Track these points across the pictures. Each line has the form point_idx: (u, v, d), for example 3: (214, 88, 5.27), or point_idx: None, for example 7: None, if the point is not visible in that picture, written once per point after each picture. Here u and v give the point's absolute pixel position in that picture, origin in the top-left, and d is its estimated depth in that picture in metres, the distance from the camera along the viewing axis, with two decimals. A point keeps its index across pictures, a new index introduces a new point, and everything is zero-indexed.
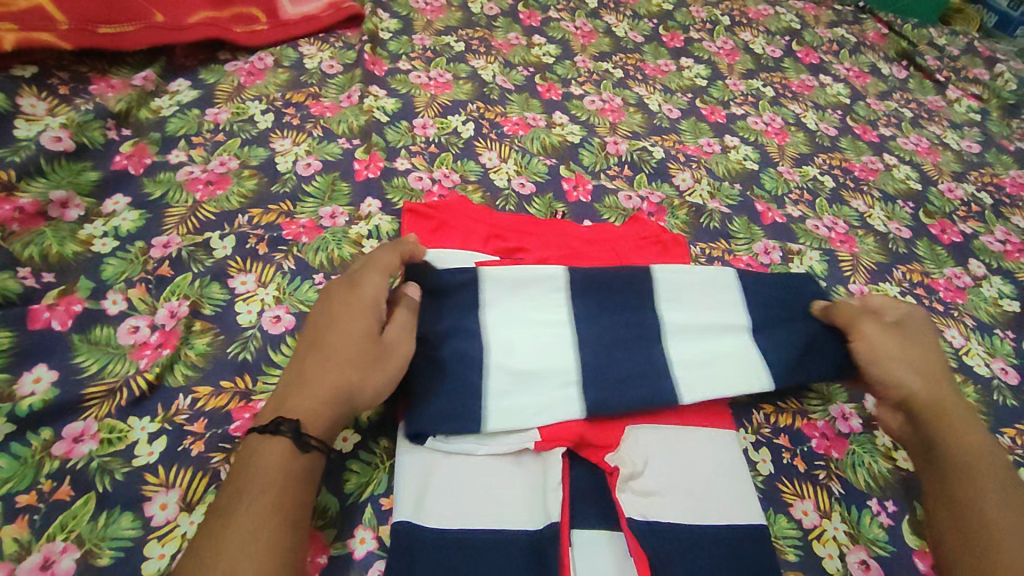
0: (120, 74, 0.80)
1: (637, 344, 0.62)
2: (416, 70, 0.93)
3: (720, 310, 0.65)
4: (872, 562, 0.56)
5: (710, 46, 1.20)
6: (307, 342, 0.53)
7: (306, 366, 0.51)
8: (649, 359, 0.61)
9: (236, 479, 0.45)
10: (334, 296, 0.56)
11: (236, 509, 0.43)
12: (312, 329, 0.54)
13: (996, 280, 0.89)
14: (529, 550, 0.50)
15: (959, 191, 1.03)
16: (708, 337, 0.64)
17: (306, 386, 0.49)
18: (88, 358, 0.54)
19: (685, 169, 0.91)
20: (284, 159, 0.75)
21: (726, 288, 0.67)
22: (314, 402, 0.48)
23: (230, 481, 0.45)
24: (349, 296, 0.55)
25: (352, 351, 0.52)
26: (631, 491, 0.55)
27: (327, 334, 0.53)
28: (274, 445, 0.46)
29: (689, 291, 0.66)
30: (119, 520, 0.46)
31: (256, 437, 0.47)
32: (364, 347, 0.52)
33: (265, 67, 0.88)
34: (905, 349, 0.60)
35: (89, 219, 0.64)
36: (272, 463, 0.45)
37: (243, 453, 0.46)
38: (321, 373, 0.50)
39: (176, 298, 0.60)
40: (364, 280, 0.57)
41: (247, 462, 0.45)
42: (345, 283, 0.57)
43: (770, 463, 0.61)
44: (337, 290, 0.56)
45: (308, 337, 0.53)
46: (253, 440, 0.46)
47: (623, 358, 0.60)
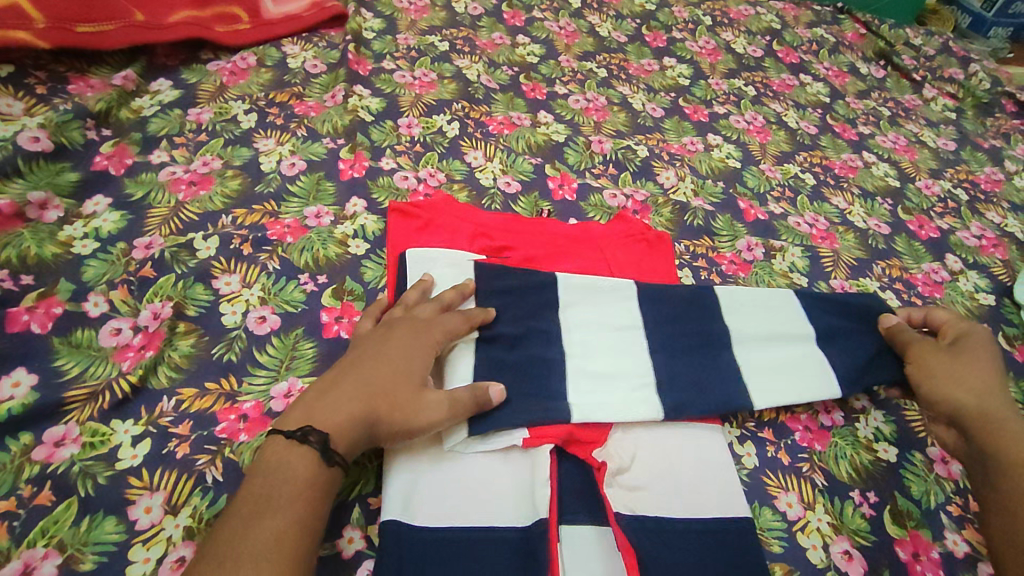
0: (99, 74, 0.79)
1: (703, 352, 0.65)
2: (401, 70, 0.93)
3: (782, 320, 0.70)
4: (854, 553, 0.57)
5: (693, 46, 1.22)
6: (353, 358, 0.54)
7: (344, 383, 0.52)
8: (711, 369, 0.64)
9: (260, 487, 0.45)
10: (394, 327, 0.57)
11: (261, 521, 0.43)
12: (362, 348, 0.55)
13: (972, 275, 0.91)
14: (517, 546, 0.50)
15: (935, 187, 1.05)
16: (766, 348, 0.67)
17: (337, 401, 0.50)
18: (69, 361, 0.53)
19: (669, 167, 0.92)
20: (269, 159, 0.75)
21: (785, 306, 0.71)
22: (342, 417, 0.50)
23: (255, 489, 0.45)
24: (409, 331, 0.57)
25: (391, 386, 0.52)
26: (620, 485, 0.55)
27: (377, 361, 0.54)
28: (304, 456, 0.47)
29: (751, 305, 0.70)
30: (102, 524, 0.46)
31: (282, 443, 0.48)
32: (405, 386, 0.53)
33: (248, 66, 0.87)
34: (958, 366, 0.64)
35: (68, 220, 0.63)
36: (297, 476, 0.46)
37: (270, 459, 0.47)
38: (355, 394, 0.51)
39: (159, 299, 0.59)
40: (428, 325, 0.58)
41: (273, 469, 0.46)
42: (408, 319, 0.58)
43: (755, 456, 0.62)
44: (400, 322, 0.58)
45: (356, 357, 0.55)
46: (279, 446, 0.47)
47: (694, 367, 0.64)
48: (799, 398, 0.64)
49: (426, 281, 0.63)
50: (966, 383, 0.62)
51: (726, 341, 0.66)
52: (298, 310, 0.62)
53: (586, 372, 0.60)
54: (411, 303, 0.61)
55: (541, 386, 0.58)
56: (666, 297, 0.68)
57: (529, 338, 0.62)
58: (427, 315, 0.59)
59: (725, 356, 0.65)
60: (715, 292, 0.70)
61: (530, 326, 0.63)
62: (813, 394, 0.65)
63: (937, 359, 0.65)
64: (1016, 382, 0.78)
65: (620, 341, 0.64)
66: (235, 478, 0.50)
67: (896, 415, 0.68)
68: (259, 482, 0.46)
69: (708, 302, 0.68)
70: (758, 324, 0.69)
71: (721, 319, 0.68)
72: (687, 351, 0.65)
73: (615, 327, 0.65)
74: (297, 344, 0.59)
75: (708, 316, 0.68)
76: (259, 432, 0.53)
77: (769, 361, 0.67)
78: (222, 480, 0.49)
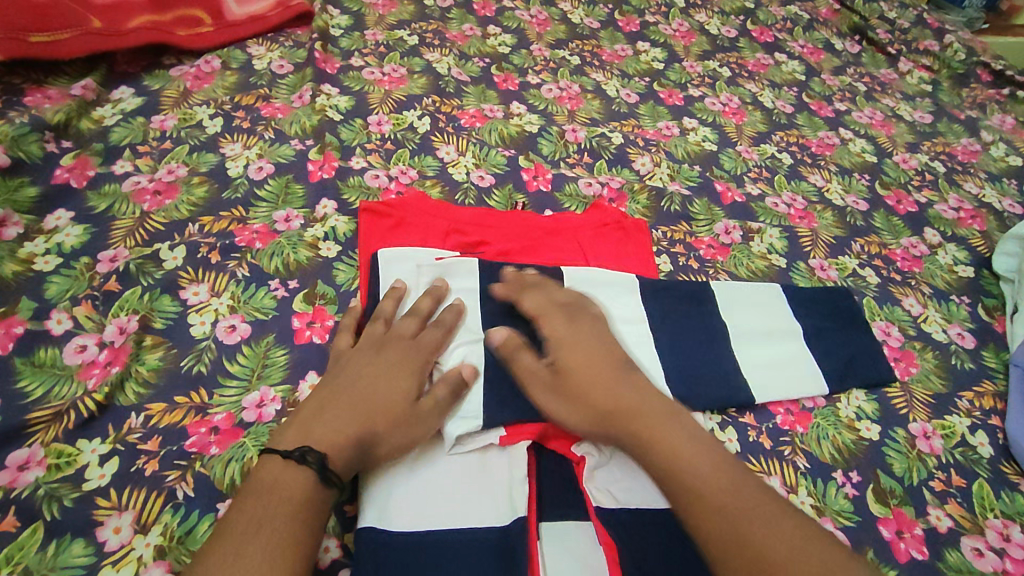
0: (57, 85, 0.77)
1: (704, 347, 0.67)
2: (370, 66, 0.91)
3: (774, 317, 0.72)
4: (838, 533, 0.57)
5: (666, 29, 1.21)
6: (339, 380, 0.54)
7: (337, 405, 0.51)
8: (712, 363, 0.66)
9: (251, 509, 0.44)
10: (378, 343, 0.57)
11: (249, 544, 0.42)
12: (347, 370, 0.54)
13: (951, 248, 0.91)
14: (497, 546, 0.50)
15: (912, 161, 1.05)
16: (764, 344, 0.69)
17: (332, 422, 0.50)
18: (32, 382, 0.52)
19: (645, 153, 0.91)
20: (235, 164, 0.74)
21: (774, 303, 0.73)
22: (338, 436, 0.49)
23: (248, 511, 0.44)
24: (397, 350, 0.56)
25: (385, 406, 0.52)
26: (601, 478, 0.55)
27: (365, 381, 0.53)
28: (302, 477, 0.46)
29: (745, 302, 0.72)
30: (70, 548, 0.45)
31: (277, 463, 0.47)
32: (398, 406, 0.52)
33: (213, 70, 0.85)
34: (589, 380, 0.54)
35: (29, 236, 0.62)
36: (292, 495, 0.45)
37: (263, 478, 0.46)
38: (350, 415, 0.51)
39: (124, 313, 0.58)
40: (415, 341, 0.57)
41: (268, 489, 0.45)
42: (395, 335, 0.57)
43: (736, 442, 0.62)
44: (385, 338, 0.57)
45: (343, 378, 0.54)
46: (275, 466, 0.47)
47: (697, 361, 0.65)
48: (797, 393, 0.66)
49: (403, 289, 0.61)
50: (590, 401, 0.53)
51: (725, 337, 0.68)
52: (268, 317, 0.61)
53: None
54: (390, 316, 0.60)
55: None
56: (667, 295, 0.69)
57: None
58: (410, 329, 0.58)
59: (725, 353, 0.67)
60: (713, 289, 0.72)
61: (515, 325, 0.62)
62: (807, 388, 0.67)
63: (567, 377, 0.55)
64: (995, 352, 0.78)
65: None
66: (208, 492, 0.49)
67: (877, 393, 0.69)
68: (252, 503, 0.45)
69: (707, 299, 0.70)
70: (758, 320, 0.71)
71: (718, 317, 0.70)
72: (677, 346, 0.66)
73: None
74: (268, 352, 0.58)
75: (706, 312, 0.70)
76: (230, 444, 0.52)
77: (767, 356, 0.68)
78: (192, 495, 0.49)
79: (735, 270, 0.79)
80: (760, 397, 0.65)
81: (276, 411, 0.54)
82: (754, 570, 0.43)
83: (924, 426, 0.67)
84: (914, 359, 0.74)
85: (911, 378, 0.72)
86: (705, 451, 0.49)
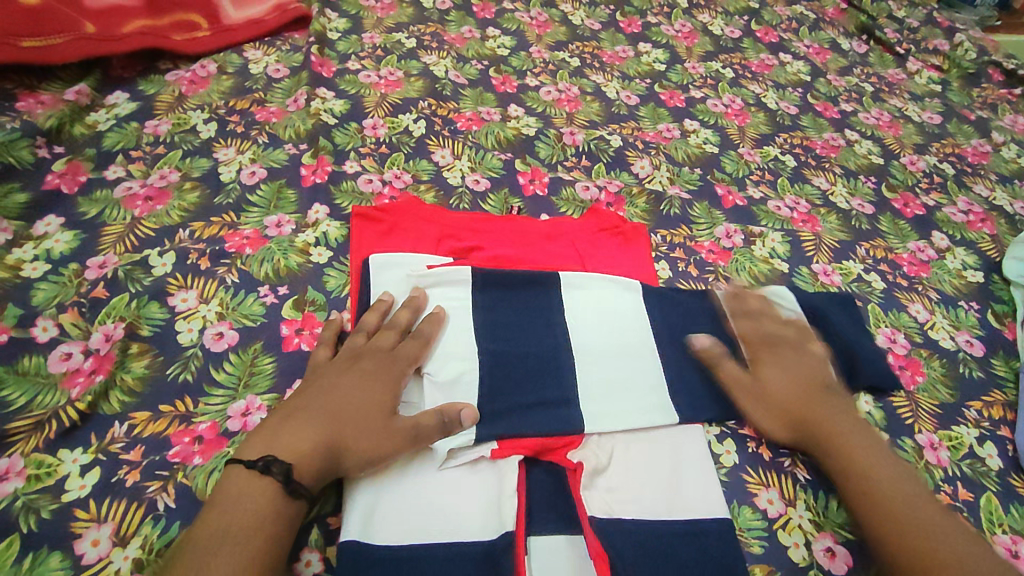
0: (50, 90, 0.76)
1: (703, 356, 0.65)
2: (366, 69, 0.91)
3: None
4: (837, 549, 0.55)
5: (669, 30, 1.19)
6: (313, 388, 0.53)
7: (308, 414, 0.51)
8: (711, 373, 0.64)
9: (216, 521, 0.43)
10: (357, 354, 0.56)
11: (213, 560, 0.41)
12: (321, 379, 0.54)
13: (960, 252, 0.89)
14: (482, 561, 0.48)
15: (920, 163, 1.03)
16: None
17: (301, 430, 0.49)
18: (16, 391, 0.52)
19: (644, 156, 0.90)
20: (228, 169, 0.73)
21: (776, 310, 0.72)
22: (307, 446, 0.48)
23: (213, 524, 0.43)
24: (374, 362, 0.56)
25: (356, 419, 0.51)
26: (597, 488, 0.54)
27: (339, 394, 0.52)
28: (266, 488, 0.45)
29: None
30: (47, 560, 0.44)
31: (244, 473, 0.46)
32: (370, 419, 0.52)
33: (208, 74, 0.84)
34: (790, 389, 0.60)
35: (18, 243, 0.61)
36: (260, 506, 0.45)
37: (230, 489, 0.45)
38: (320, 424, 0.50)
39: (111, 321, 0.57)
40: (394, 355, 0.57)
41: (234, 500, 0.45)
42: (372, 347, 0.57)
43: (734, 454, 0.60)
44: (364, 349, 0.56)
45: (317, 387, 0.53)
46: (241, 475, 0.46)
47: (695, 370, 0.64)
48: None
49: (387, 300, 0.61)
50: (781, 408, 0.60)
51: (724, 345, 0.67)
52: (256, 324, 0.60)
53: (558, 379, 0.59)
54: (371, 327, 0.59)
55: (549, 394, 0.58)
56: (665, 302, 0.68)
57: (539, 346, 0.61)
58: (390, 342, 0.57)
59: None
60: (713, 296, 0.71)
61: (509, 338, 0.61)
62: None
63: (770, 381, 0.61)
64: (1006, 360, 0.76)
65: (591, 345, 0.63)
66: (189, 504, 0.48)
67: (881, 403, 0.67)
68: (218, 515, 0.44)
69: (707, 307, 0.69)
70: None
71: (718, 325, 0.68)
72: (675, 355, 0.64)
73: (588, 329, 0.64)
74: (255, 360, 0.57)
75: (706, 320, 0.68)
76: (214, 454, 0.51)
77: None
78: (173, 506, 0.48)
79: (736, 276, 0.77)
80: None
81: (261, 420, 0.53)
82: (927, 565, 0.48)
83: (930, 437, 0.65)
84: (920, 367, 0.72)
85: (917, 387, 0.70)
86: (889, 468, 0.54)
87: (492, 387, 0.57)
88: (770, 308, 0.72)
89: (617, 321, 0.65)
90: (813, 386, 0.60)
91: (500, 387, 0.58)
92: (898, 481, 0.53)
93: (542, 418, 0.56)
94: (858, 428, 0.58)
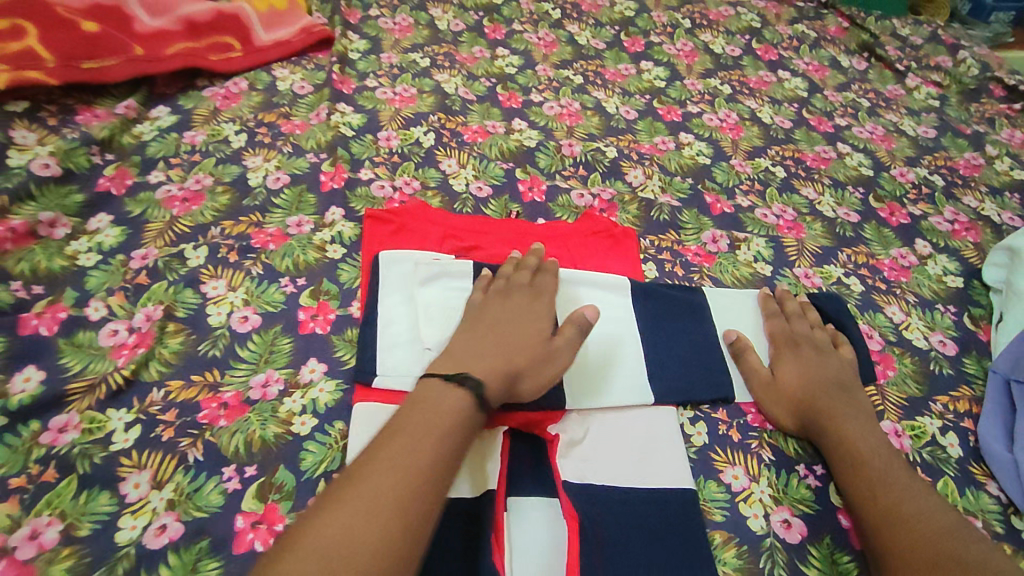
0: (104, 105, 0.86)
1: (680, 348, 0.71)
2: (383, 86, 0.99)
3: (750, 321, 0.76)
4: (793, 521, 0.61)
5: (670, 49, 1.26)
6: (480, 325, 0.64)
7: (488, 343, 0.62)
8: (687, 363, 0.70)
9: (416, 418, 0.52)
10: (514, 295, 0.67)
11: (406, 446, 0.50)
12: (487, 318, 0.65)
13: (942, 258, 0.93)
14: (467, 515, 0.56)
15: (910, 174, 1.07)
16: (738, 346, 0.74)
17: (485, 355, 0.60)
18: (72, 359, 0.60)
19: (638, 166, 0.96)
20: (255, 175, 0.82)
21: (751, 308, 0.78)
22: (496, 367, 0.59)
23: (416, 420, 0.52)
24: (522, 304, 0.67)
25: (523, 347, 0.62)
26: (573, 458, 0.61)
27: (504, 328, 0.64)
28: (460, 398, 0.55)
29: (724, 307, 0.77)
30: (97, 498, 0.52)
31: (440, 386, 0.56)
32: (534, 347, 0.63)
33: (240, 91, 0.94)
34: (806, 383, 0.68)
35: (75, 236, 0.70)
36: (451, 413, 0.54)
37: (428, 396, 0.55)
38: (499, 351, 0.61)
39: (152, 303, 0.66)
40: (534, 296, 0.68)
41: (436, 404, 0.54)
42: (517, 290, 0.68)
43: (705, 435, 0.66)
44: (511, 290, 0.68)
45: (489, 323, 0.64)
46: (439, 387, 0.55)
47: (671, 360, 0.70)
48: None
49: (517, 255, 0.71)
50: (791, 399, 0.68)
51: (701, 339, 0.73)
52: (277, 310, 0.68)
53: None
54: (509, 274, 0.70)
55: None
56: (647, 298, 0.75)
57: None
58: (532, 287, 0.69)
59: (701, 353, 0.72)
60: (693, 293, 0.77)
61: None
62: None
63: (787, 377, 0.69)
64: (977, 360, 0.80)
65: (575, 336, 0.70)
66: (215, 458, 0.56)
67: None
68: (420, 413, 0.53)
69: (688, 303, 0.76)
70: (735, 323, 0.76)
71: (697, 320, 0.75)
72: (654, 346, 0.71)
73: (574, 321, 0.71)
74: (275, 340, 0.65)
75: (685, 315, 0.74)
76: (238, 417, 0.59)
77: None
78: (202, 459, 0.56)
79: (720, 277, 0.83)
80: (731, 395, 0.69)
81: (278, 391, 0.61)
82: (892, 519, 0.57)
83: (895, 425, 0.70)
84: (893, 362, 0.77)
85: (888, 381, 0.75)
86: (881, 451, 0.62)
87: None
88: (746, 305, 0.78)
89: (599, 314, 0.72)
90: (824, 381, 0.68)
91: None
92: (884, 459, 0.62)
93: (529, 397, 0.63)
94: (861, 419, 0.66)
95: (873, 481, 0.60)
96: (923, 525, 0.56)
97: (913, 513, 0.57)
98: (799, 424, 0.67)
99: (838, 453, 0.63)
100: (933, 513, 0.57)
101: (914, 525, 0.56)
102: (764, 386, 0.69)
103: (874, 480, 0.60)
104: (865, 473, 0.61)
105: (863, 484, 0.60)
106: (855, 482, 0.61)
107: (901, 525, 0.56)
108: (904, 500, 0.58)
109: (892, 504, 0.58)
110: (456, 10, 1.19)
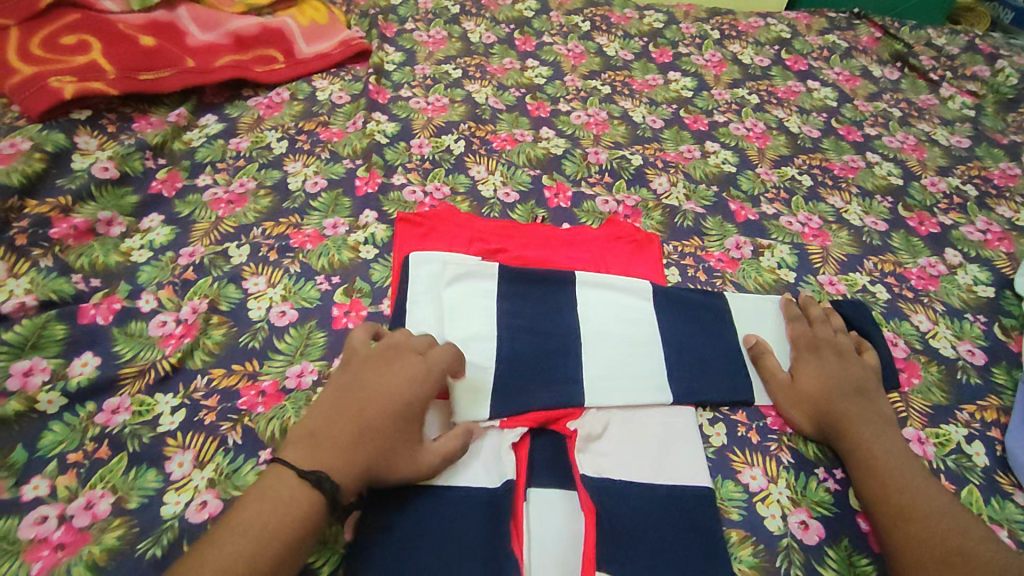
0: (158, 113, 0.92)
1: (699, 351, 0.73)
2: (417, 96, 1.03)
3: (771, 325, 0.77)
4: (812, 523, 0.61)
5: (699, 59, 1.27)
6: (340, 408, 0.57)
7: (343, 435, 0.55)
8: (706, 366, 0.71)
9: (261, 513, 0.49)
10: (389, 378, 0.59)
11: (246, 548, 0.47)
12: (351, 402, 0.57)
13: (972, 268, 0.91)
14: (487, 504, 0.58)
15: (941, 184, 1.06)
16: None
17: (337, 452, 0.53)
18: (125, 347, 0.65)
19: (662, 174, 0.98)
20: (295, 179, 0.86)
21: (772, 313, 0.79)
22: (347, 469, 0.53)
23: (259, 510, 0.49)
24: (402, 383, 0.59)
25: (394, 443, 0.56)
26: (589, 453, 0.63)
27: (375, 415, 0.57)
28: (312, 499, 0.51)
29: (745, 312, 0.78)
30: (145, 474, 0.56)
31: (294, 480, 0.51)
32: (406, 440, 0.57)
33: (282, 100, 0.99)
34: (825, 387, 0.68)
35: (129, 234, 0.76)
36: (298, 510, 0.50)
37: (277, 490, 0.50)
38: (355, 450, 0.54)
39: (197, 297, 0.70)
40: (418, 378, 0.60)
41: (282, 498, 0.50)
42: (399, 371, 0.60)
43: (723, 436, 0.67)
44: (390, 370, 0.60)
45: (351, 408, 0.57)
46: (292, 481, 0.51)
47: (691, 362, 0.71)
48: None
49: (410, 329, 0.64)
50: (810, 403, 0.68)
51: (721, 344, 0.74)
52: (312, 305, 0.71)
53: (564, 363, 0.69)
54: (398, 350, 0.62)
55: (554, 375, 0.67)
56: (668, 302, 0.76)
57: (551, 335, 0.71)
58: (416, 368, 0.61)
59: (720, 357, 0.73)
60: (716, 297, 0.78)
61: (525, 325, 0.71)
62: None
63: (804, 382, 0.69)
64: (1007, 370, 0.79)
65: (596, 337, 0.72)
66: (252, 442, 0.60)
67: None
68: (266, 510, 0.49)
69: (709, 307, 0.77)
70: (756, 327, 0.77)
71: (718, 324, 0.76)
72: (674, 348, 0.72)
73: (597, 322, 0.73)
74: (310, 334, 0.69)
75: (706, 318, 0.76)
76: (274, 405, 0.62)
77: None
78: (240, 443, 0.59)
79: (743, 282, 0.84)
80: (750, 396, 0.70)
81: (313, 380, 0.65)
82: (898, 517, 0.57)
83: (918, 433, 0.70)
84: (918, 370, 0.76)
85: (912, 389, 0.74)
86: (894, 452, 0.63)
87: (507, 368, 0.67)
88: (769, 309, 0.79)
89: (621, 316, 0.74)
90: (843, 386, 0.68)
91: (512, 369, 0.67)
92: (896, 458, 0.62)
93: (548, 394, 0.65)
94: (877, 422, 0.65)
95: (880, 481, 0.60)
96: (930, 523, 0.56)
97: (920, 512, 0.57)
98: (816, 429, 0.67)
99: (851, 453, 0.63)
100: (943, 513, 0.57)
101: (916, 523, 0.56)
102: (783, 391, 0.69)
103: (882, 479, 0.60)
104: (876, 472, 0.61)
105: (874, 482, 0.61)
106: (865, 482, 0.61)
107: (905, 524, 0.57)
108: (910, 498, 0.58)
109: (898, 502, 0.58)
110: (488, 23, 1.23)
